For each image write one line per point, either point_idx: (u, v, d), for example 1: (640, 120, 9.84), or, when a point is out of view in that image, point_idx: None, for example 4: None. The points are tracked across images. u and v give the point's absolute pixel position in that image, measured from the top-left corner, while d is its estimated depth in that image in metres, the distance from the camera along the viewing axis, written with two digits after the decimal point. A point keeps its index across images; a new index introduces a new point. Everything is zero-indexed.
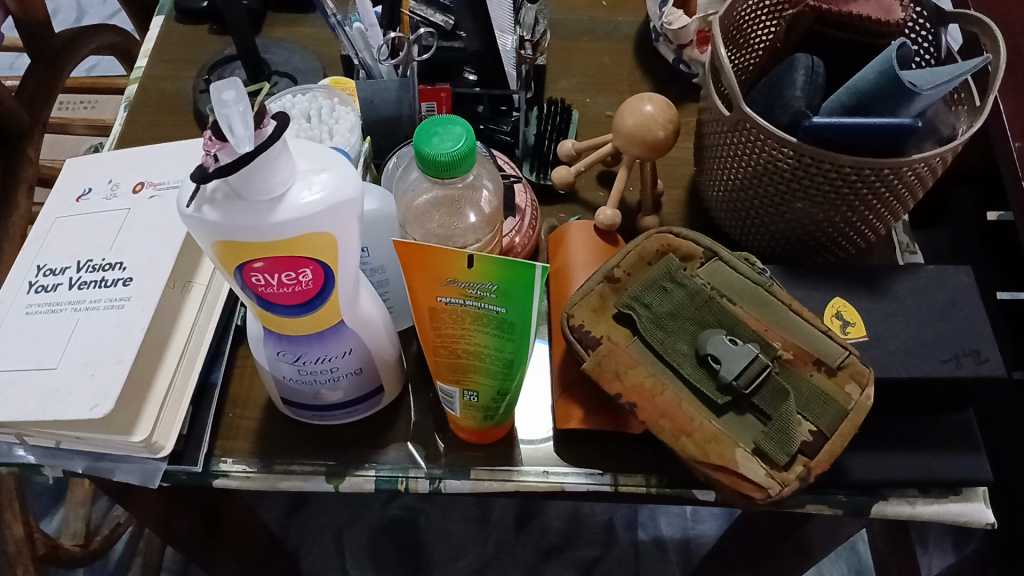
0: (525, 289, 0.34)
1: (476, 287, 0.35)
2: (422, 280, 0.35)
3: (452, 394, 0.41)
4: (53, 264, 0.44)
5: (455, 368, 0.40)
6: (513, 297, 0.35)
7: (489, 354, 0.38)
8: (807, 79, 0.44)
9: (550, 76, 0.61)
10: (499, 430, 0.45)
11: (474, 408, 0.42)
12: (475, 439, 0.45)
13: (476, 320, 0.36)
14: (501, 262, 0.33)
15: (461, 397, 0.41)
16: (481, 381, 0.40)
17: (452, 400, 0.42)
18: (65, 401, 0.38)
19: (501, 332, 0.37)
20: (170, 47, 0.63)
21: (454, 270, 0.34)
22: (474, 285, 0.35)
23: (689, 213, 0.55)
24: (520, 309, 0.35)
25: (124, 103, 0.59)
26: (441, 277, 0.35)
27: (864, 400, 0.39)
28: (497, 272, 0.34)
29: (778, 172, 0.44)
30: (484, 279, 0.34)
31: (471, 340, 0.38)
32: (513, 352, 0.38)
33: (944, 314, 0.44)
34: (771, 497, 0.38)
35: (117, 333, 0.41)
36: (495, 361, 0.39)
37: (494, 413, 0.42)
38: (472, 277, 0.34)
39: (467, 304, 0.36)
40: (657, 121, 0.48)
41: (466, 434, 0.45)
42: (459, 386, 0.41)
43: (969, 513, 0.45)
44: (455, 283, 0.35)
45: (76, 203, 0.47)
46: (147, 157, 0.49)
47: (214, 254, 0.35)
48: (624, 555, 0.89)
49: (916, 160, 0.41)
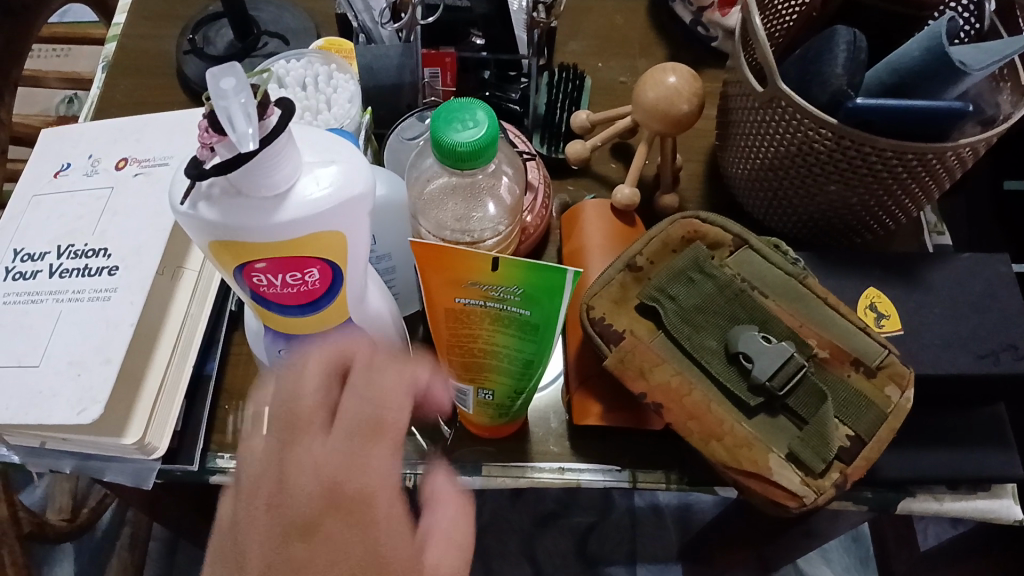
0: (554, 291, 0.32)
1: (499, 290, 0.32)
2: (441, 280, 0.33)
3: (464, 392, 0.39)
4: (31, 248, 0.41)
5: (470, 367, 0.37)
6: (541, 298, 0.32)
7: (507, 353, 0.36)
8: (851, 55, 0.40)
9: (559, 38, 0.57)
10: (509, 425, 0.42)
11: (489, 406, 0.39)
12: (486, 431, 0.43)
13: (497, 322, 0.34)
14: (530, 265, 0.31)
15: (474, 396, 0.39)
16: (496, 382, 0.37)
17: (462, 396, 0.39)
18: (50, 404, 0.36)
19: (523, 332, 0.34)
20: (149, 1, 0.58)
21: (475, 272, 0.31)
22: (498, 288, 0.32)
23: (708, 190, 0.52)
24: (548, 311, 0.33)
25: (102, 63, 0.55)
26: (461, 279, 0.32)
27: (904, 402, 0.37)
28: (523, 275, 0.31)
29: (812, 154, 0.42)
30: (509, 282, 0.32)
31: (490, 339, 0.35)
32: (534, 352, 0.35)
33: (981, 306, 0.42)
34: (805, 506, 0.36)
35: (102, 329, 0.38)
36: (514, 361, 0.36)
37: (508, 412, 0.40)
38: (495, 280, 0.32)
39: (489, 306, 0.33)
40: (681, 94, 0.44)
41: (479, 425, 0.43)
42: (473, 385, 0.38)
43: (997, 510, 0.44)
44: (476, 285, 0.32)
45: (53, 179, 0.43)
46: (131, 129, 0.45)
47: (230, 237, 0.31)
48: (621, 521, 0.88)
49: (962, 145, 0.38)
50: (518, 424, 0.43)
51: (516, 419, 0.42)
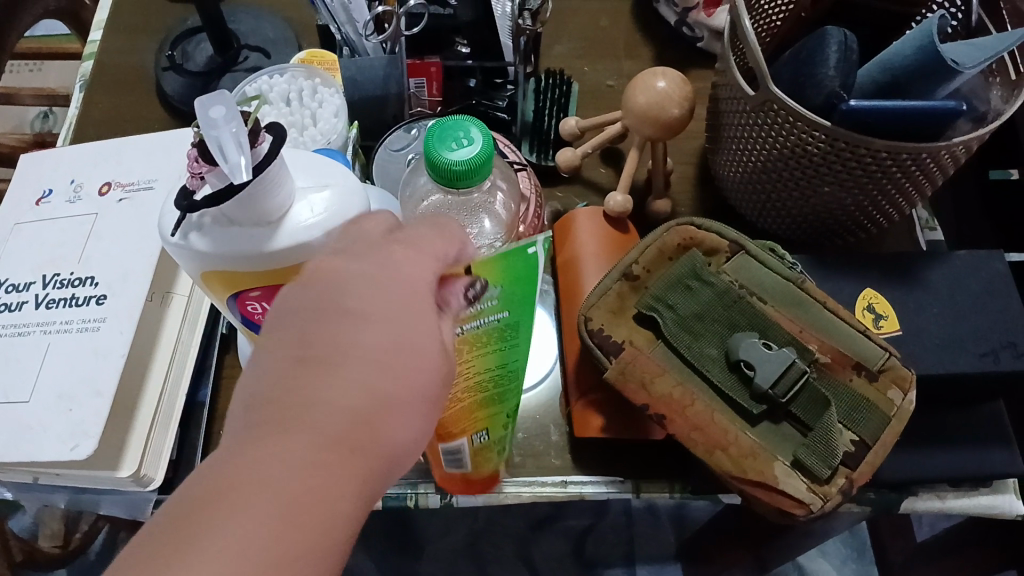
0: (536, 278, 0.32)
1: (481, 307, 0.30)
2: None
3: (457, 453, 0.37)
4: (15, 279, 0.40)
5: (456, 418, 0.34)
6: (524, 295, 0.31)
7: (499, 374, 0.34)
8: (841, 56, 0.40)
9: (544, 42, 0.56)
10: (490, 474, 0.41)
11: (486, 450, 0.38)
12: (481, 485, 0.41)
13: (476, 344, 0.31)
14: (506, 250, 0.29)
15: (470, 447, 0.37)
16: (495, 419, 0.37)
17: (455, 457, 0.37)
18: (41, 441, 0.35)
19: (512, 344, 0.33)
20: (125, 16, 0.57)
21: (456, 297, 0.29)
22: (484, 302, 0.29)
23: (700, 192, 0.52)
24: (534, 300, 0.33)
25: (79, 82, 0.54)
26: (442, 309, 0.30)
27: (907, 405, 0.37)
28: (504, 270, 0.29)
29: (806, 155, 0.41)
30: (487, 286, 0.29)
31: (476, 370, 0.32)
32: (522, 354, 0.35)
33: (980, 303, 0.42)
34: (813, 513, 0.36)
35: (91, 361, 0.37)
36: (509, 378, 0.35)
37: (500, 449, 0.39)
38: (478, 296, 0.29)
39: (476, 333, 0.31)
40: (672, 98, 0.44)
41: (455, 479, 0.41)
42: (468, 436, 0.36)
43: (999, 505, 0.44)
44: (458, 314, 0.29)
45: (35, 206, 0.42)
46: (112, 152, 0.44)
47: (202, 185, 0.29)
48: (617, 522, 0.88)
49: (956, 144, 0.38)
50: (496, 476, 0.41)
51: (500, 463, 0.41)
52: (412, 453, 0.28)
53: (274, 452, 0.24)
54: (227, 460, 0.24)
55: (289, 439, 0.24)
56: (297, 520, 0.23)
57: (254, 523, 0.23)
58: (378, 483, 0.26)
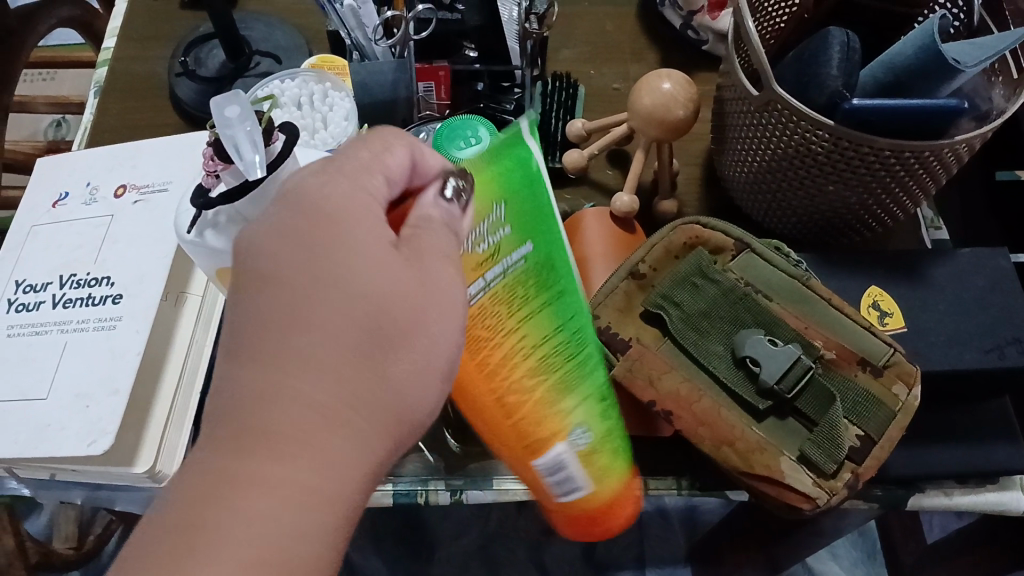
0: (540, 201, 0.30)
1: (489, 230, 0.29)
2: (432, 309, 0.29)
3: (563, 468, 0.31)
4: (33, 280, 0.41)
5: (530, 422, 0.29)
6: (530, 214, 0.29)
7: (552, 338, 0.30)
8: (843, 57, 0.41)
9: (552, 46, 0.57)
10: (620, 499, 0.34)
11: (596, 456, 0.31)
12: (604, 522, 0.35)
13: (513, 285, 0.29)
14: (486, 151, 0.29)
15: (574, 458, 0.30)
16: (583, 404, 0.31)
17: (558, 479, 0.31)
18: (58, 438, 0.36)
19: (552, 292, 0.30)
20: (139, 24, 0.58)
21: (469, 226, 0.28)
22: (490, 225, 0.29)
23: (706, 193, 0.52)
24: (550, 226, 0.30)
25: (93, 89, 0.55)
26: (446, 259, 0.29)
27: (912, 400, 0.37)
28: (493, 176, 0.29)
29: (809, 155, 0.42)
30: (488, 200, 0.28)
31: (524, 334, 0.29)
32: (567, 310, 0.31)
33: (985, 300, 0.42)
34: (819, 507, 0.36)
35: (108, 360, 0.38)
36: (568, 340, 0.30)
37: (610, 451, 0.32)
38: (482, 218, 0.28)
39: (503, 273, 0.29)
40: (677, 100, 0.44)
41: (574, 521, 0.34)
42: (560, 435, 0.30)
43: (1007, 502, 0.44)
44: (468, 247, 0.29)
45: (51, 209, 0.43)
46: (127, 156, 0.45)
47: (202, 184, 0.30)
48: (628, 524, 0.88)
49: (957, 142, 0.39)
50: (628, 503, 0.35)
51: (623, 473, 0.34)
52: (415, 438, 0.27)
53: (263, 449, 0.23)
54: (213, 467, 0.23)
55: (277, 441, 0.24)
56: (297, 517, 0.23)
57: (252, 529, 0.23)
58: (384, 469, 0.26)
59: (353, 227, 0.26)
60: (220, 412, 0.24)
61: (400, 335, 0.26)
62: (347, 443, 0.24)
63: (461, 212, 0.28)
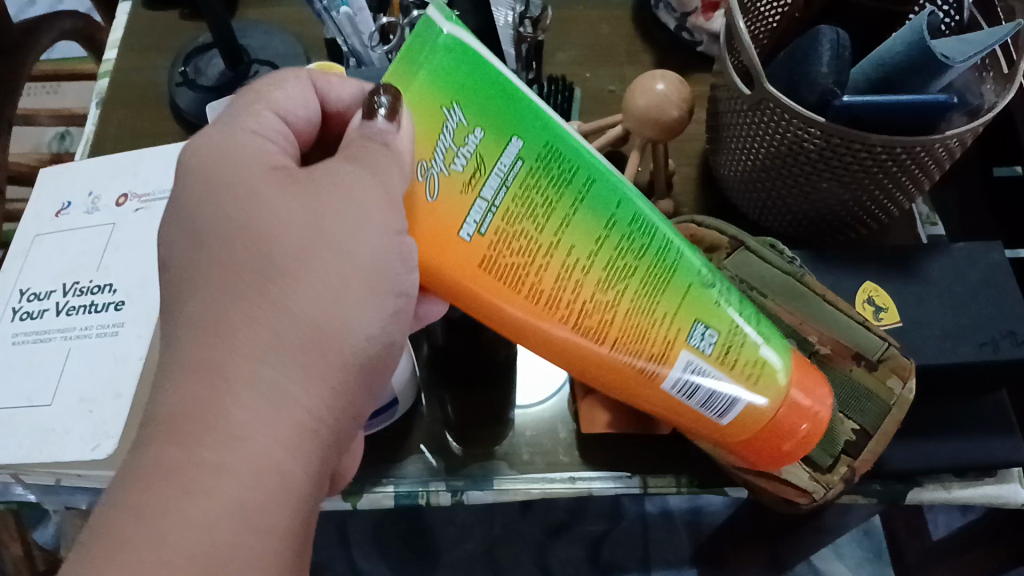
0: (503, 91, 0.28)
1: (460, 141, 0.28)
2: (449, 252, 0.29)
3: (694, 375, 0.33)
4: (37, 288, 0.42)
5: (631, 338, 0.31)
6: (489, 111, 0.28)
7: (613, 246, 0.30)
8: (834, 55, 0.41)
9: (548, 50, 0.57)
10: (794, 421, 0.34)
11: (730, 356, 0.33)
12: (790, 448, 0.35)
13: (525, 190, 0.29)
14: (404, 57, 0.28)
15: (700, 357, 0.32)
16: (688, 307, 0.32)
17: (700, 390, 0.33)
18: (63, 442, 0.37)
19: (585, 189, 0.30)
20: (139, 35, 0.59)
21: (417, 145, 0.28)
22: (459, 137, 0.28)
23: (702, 193, 0.53)
24: (537, 116, 0.29)
25: (95, 100, 0.56)
26: (410, 191, 0.29)
27: (907, 394, 0.38)
28: (440, 82, 0.27)
29: (802, 152, 0.42)
30: (445, 103, 0.28)
31: (571, 245, 0.29)
32: (619, 206, 0.30)
33: (979, 294, 0.43)
34: (815, 501, 0.38)
35: (112, 365, 0.39)
36: (636, 240, 0.30)
37: (751, 350, 0.33)
38: (441, 133, 0.28)
39: (505, 185, 0.28)
40: (671, 101, 0.45)
41: (753, 450, 0.36)
42: (671, 335, 0.32)
43: (1005, 494, 0.44)
44: (443, 171, 0.28)
45: (54, 218, 0.45)
46: (129, 164, 0.46)
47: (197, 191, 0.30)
48: (633, 526, 0.88)
49: (949, 137, 0.38)
50: (814, 427, 0.35)
51: (790, 386, 0.34)
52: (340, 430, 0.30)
53: (204, 453, 0.26)
54: (172, 474, 0.26)
55: (218, 422, 0.27)
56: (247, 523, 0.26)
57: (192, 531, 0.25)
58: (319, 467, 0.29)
59: (245, 161, 0.29)
60: (168, 420, 0.27)
61: (283, 264, 0.29)
62: (279, 446, 0.27)
63: (398, 124, 0.27)
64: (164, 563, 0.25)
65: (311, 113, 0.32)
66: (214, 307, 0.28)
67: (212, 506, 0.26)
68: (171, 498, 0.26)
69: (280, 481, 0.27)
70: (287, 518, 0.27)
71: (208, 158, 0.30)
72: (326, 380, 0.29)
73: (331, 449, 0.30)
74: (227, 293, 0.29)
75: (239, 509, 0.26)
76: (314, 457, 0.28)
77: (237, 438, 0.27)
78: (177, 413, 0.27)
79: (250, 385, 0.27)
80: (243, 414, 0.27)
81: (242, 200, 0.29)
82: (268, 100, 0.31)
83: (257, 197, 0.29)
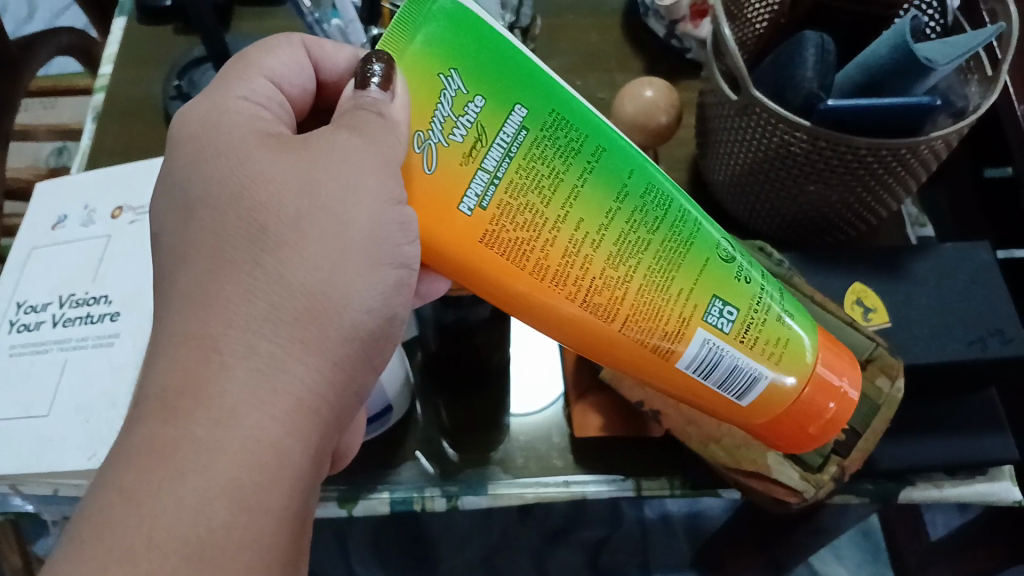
0: (505, 58, 0.29)
1: (461, 112, 0.29)
2: (447, 224, 0.30)
3: (713, 355, 0.32)
4: (33, 300, 0.43)
5: (643, 316, 0.31)
6: (489, 79, 0.29)
7: (624, 219, 0.30)
8: (818, 58, 0.42)
9: (539, 57, 0.58)
10: (818, 400, 0.34)
11: (750, 334, 0.32)
12: (815, 431, 0.35)
13: (530, 157, 0.29)
14: (404, 24, 0.29)
15: (718, 335, 0.32)
16: (705, 282, 0.31)
17: (719, 369, 0.33)
18: (61, 452, 0.38)
19: (593, 159, 0.30)
20: (133, 49, 0.60)
21: (413, 114, 0.29)
22: (458, 106, 0.29)
23: (693, 197, 0.53)
24: (544, 85, 0.30)
25: (90, 114, 0.57)
26: (407, 164, 0.30)
27: (895, 394, 0.38)
28: (439, 49, 0.29)
29: (789, 156, 0.42)
30: (445, 67, 0.29)
31: (581, 215, 0.30)
32: (631, 177, 0.31)
33: (967, 293, 0.43)
34: (805, 500, 0.38)
35: (108, 375, 0.40)
36: (648, 214, 0.31)
37: (772, 326, 0.33)
38: (440, 101, 0.29)
39: (508, 155, 0.29)
40: (659, 106, 0.45)
41: (778, 433, 0.35)
42: (688, 310, 0.31)
43: (997, 492, 0.44)
44: (441, 141, 0.29)
45: (51, 230, 0.45)
46: (123, 177, 0.46)
47: (190, 199, 0.31)
48: (632, 533, 0.88)
49: (933, 139, 0.39)
50: (840, 407, 0.35)
51: (817, 364, 0.34)
52: (332, 432, 0.30)
53: (193, 452, 0.26)
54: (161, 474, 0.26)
55: (206, 417, 0.27)
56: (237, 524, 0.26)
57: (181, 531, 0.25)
58: (313, 469, 0.29)
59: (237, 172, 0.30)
60: (158, 418, 0.27)
61: (279, 241, 0.29)
62: (270, 446, 0.27)
63: (392, 91, 0.29)
64: (156, 546, 0.25)
65: (305, 79, 0.34)
66: (214, 286, 0.29)
67: (205, 488, 0.26)
68: (165, 481, 0.26)
69: (275, 465, 0.27)
70: (280, 519, 0.27)
71: (208, 128, 0.32)
72: (319, 384, 0.29)
73: (324, 452, 0.30)
74: (221, 286, 0.29)
75: (232, 489, 0.26)
76: (308, 460, 0.29)
77: (233, 421, 0.27)
78: (168, 413, 0.27)
79: (247, 365, 0.28)
80: (237, 396, 0.27)
81: (240, 191, 0.30)
82: (262, 66, 0.33)
83: (254, 182, 0.30)
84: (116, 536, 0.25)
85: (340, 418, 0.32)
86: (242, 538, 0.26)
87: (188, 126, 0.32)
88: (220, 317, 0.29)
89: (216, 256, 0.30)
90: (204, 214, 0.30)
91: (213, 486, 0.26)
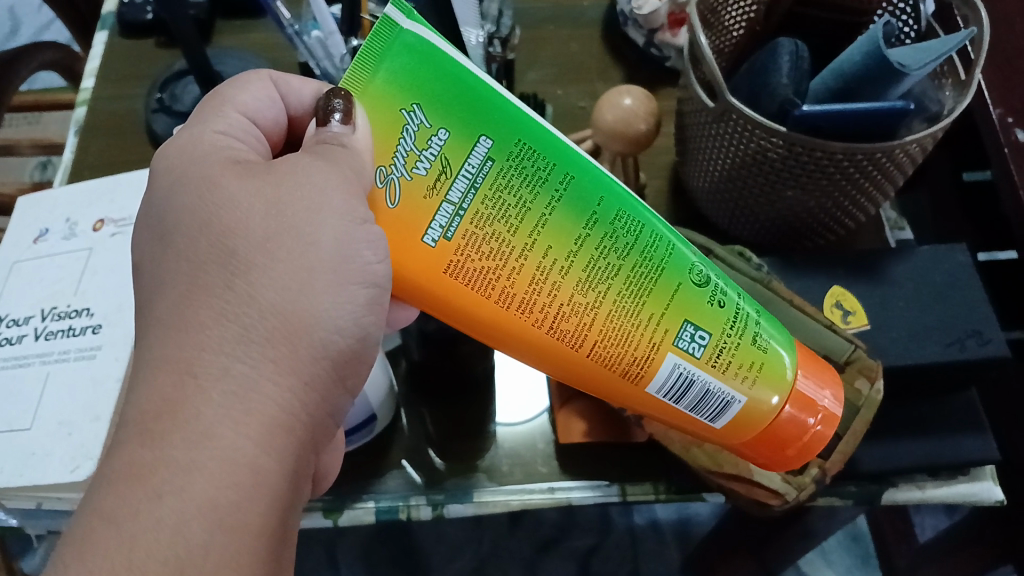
0: (469, 91, 0.30)
1: (427, 146, 0.29)
2: (414, 256, 0.30)
3: (683, 377, 0.33)
4: (15, 314, 0.43)
5: (612, 342, 0.32)
6: (455, 112, 0.29)
7: (593, 246, 0.30)
8: (792, 65, 0.42)
9: (520, 68, 0.59)
10: (798, 418, 0.34)
11: (722, 359, 0.33)
12: (794, 451, 0.35)
13: (496, 185, 0.30)
14: (368, 56, 0.29)
15: (688, 359, 0.32)
16: (676, 308, 0.32)
17: (692, 391, 0.33)
18: (44, 465, 0.38)
19: (562, 187, 0.30)
20: (115, 63, 0.60)
21: (377, 149, 0.29)
22: (421, 140, 0.29)
23: (675, 203, 0.54)
24: (511, 114, 0.30)
25: (74, 128, 0.57)
26: (371, 195, 0.30)
27: (875, 395, 0.38)
28: (401, 84, 0.29)
29: (766, 162, 0.43)
30: (408, 100, 0.29)
31: (548, 244, 0.30)
32: (601, 204, 0.31)
33: (945, 295, 0.43)
34: (788, 502, 0.38)
35: (90, 387, 0.40)
36: (619, 240, 0.31)
37: (746, 350, 0.33)
38: (402, 135, 0.29)
39: (473, 186, 0.29)
40: (637, 114, 0.45)
41: (759, 451, 0.36)
42: (657, 335, 0.32)
43: (977, 492, 0.44)
44: (404, 175, 0.29)
45: (33, 245, 0.46)
46: (105, 190, 0.47)
47: (169, 218, 0.31)
48: (621, 540, 0.88)
49: (909, 143, 0.39)
50: (822, 426, 0.35)
51: (795, 379, 0.34)
52: (310, 444, 0.31)
53: (170, 469, 0.26)
54: (136, 493, 0.26)
55: (184, 434, 0.27)
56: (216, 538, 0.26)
57: (158, 548, 0.25)
58: (290, 481, 0.29)
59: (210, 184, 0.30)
60: (134, 438, 0.27)
61: (253, 258, 0.30)
62: (247, 461, 0.27)
63: (354, 125, 0.29)
64: (136, 564, 0.25)
65: (277, 112, 0.35)
66: (192, 311, 0.29)
67: (184, 506, 0.26)
68: (144, 501, 0.26)
69: (253, 484, 0.27)
70: (256, 534, 0.27)
71: (188, 153, 0.32)
72: (296, 401, 0.30)
73: (303, 466, 0.30)
74: (198, 303, 0.29)
75: (211, 508, 0.26)
76: (285, 471, 0.29)
77: (209, 440, 0.27)
78: (144, 432, 0.27)
79: (222, 388, 0.28)
80: (215, 418, 0.27)
81: (217, 206, 0.30)
82: (235, 101, 0.33)
83: (228, 202, 0.30)
84: (92, 552, 0.25)
85: (319, 428, 0.32)
86: (218, 549, 0.26)
87: (170, 153, 0.32)
88: (196, 339, 0.29)
89: (191, 267, 0.30)
90: (182, 231, 0.30)
91: (190, 502, 0.26)
